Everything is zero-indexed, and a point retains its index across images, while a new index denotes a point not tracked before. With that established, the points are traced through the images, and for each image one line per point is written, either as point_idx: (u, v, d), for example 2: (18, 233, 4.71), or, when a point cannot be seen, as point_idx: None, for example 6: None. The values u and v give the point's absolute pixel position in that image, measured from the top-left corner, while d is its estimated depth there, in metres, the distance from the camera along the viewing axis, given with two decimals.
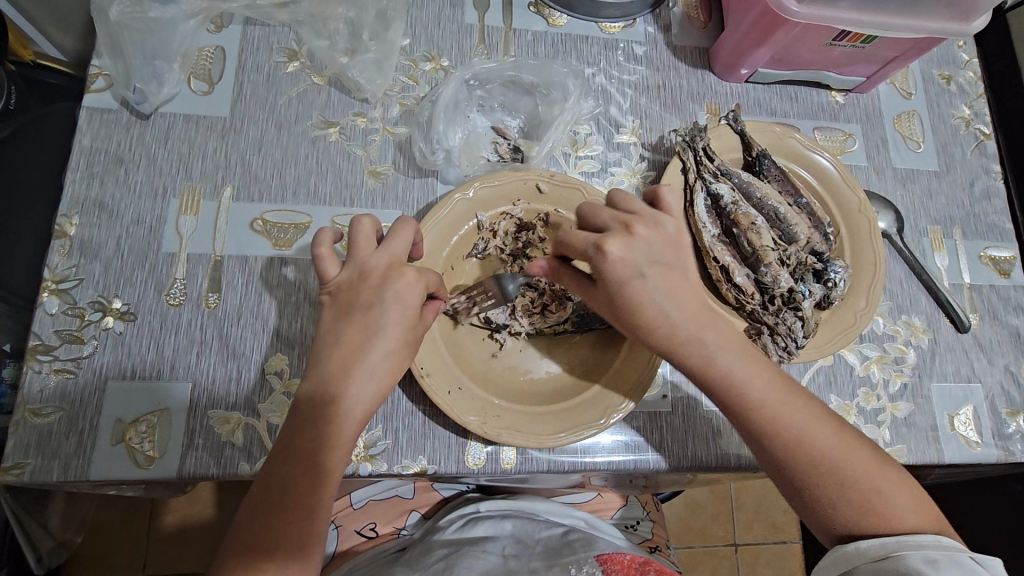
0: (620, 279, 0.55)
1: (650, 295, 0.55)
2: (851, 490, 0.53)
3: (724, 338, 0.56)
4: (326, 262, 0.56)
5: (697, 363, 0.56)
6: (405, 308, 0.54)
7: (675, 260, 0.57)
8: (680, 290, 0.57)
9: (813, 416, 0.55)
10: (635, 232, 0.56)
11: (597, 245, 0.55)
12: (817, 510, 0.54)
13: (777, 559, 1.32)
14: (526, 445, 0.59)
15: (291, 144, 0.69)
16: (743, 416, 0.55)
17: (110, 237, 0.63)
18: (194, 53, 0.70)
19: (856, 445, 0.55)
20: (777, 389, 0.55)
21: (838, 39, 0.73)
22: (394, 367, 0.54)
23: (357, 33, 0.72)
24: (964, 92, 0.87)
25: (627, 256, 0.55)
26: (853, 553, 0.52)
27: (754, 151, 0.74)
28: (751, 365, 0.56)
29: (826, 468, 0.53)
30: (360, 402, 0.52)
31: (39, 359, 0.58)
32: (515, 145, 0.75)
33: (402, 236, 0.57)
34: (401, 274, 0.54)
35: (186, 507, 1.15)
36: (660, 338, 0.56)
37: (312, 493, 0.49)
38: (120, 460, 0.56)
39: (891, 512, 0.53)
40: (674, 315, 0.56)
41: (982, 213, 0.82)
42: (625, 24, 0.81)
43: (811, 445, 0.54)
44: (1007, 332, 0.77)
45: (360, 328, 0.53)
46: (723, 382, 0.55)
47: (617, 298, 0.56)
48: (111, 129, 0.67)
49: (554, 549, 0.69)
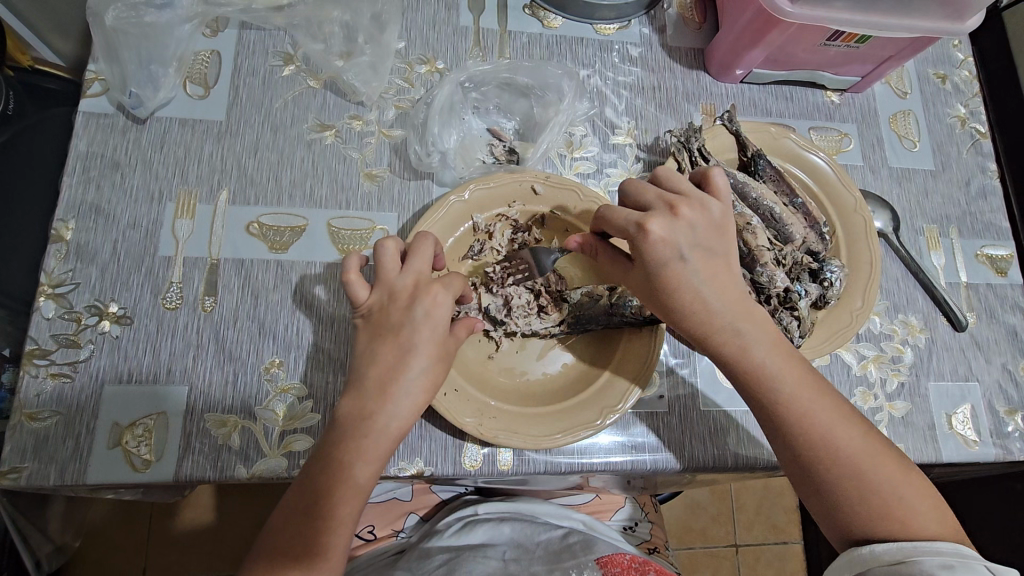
0: (661, 260, 0.56)
1: (688, 278, 0.56)
2: (873, 494, 0.53)
3: (761, 330, 0.57)
4: (357, 285, 0.57)
5: (730, 352, 0.56)
6: (435, 326, 0.55)
7: (718, 245, 0.57)
8: (720, 274, 0.57)
9: (841, 417, 0.55)
10: (680, 214, 0.56)
11: (639, 224, 0.56)
12: (835, 511, 0.54)
13: (778, 560, 1.32)
14: (523, 446, 0.59)
15: (287, 148, 0.69)
16: (772, 409, 0.55)
17: (106, 241, 0.64)
18: (190, 57, 0.70)
19: (883, 450, 0.55)
20: (807, 386, 0.56)
21: (832, 39, 0.73)
22: (428, 383, 0.54)
23: (352, 36, 0.72)
24: (959, 91, 0.87)
25: (670, 237, 0.55)
26: (867, 556, 0.52)
27: (749, 151, 0.73)
28: (787, 360, 0.56)
29: (849, 470, 0.53)
30: (394, 418, 0.53)
31: (36, 363, 0.59)
32: (511, 147, 0.76)
33: (425, 253, 0.57)
34: (431, 294, 0.55)
35: (188, 512, 1.15)
36: (693, 323, 0.56)
37: (331, 502, 0.50)
38: (118, 464, 0.56)
39: (910, 519, 0.53)
40: (713, 300, 0.56)
41: (978, 212, 0.83)
42: (619, 26, 0.81)
43: (838, 446, 0.54)
44: (1005, 330, 0.77)
45: (393, 347, 0.54)
46: (755, 375, 0.56)
47: (656, 280, 0.56)
48: (107, 133, 0.67)
49: (554, 552, 0.69)
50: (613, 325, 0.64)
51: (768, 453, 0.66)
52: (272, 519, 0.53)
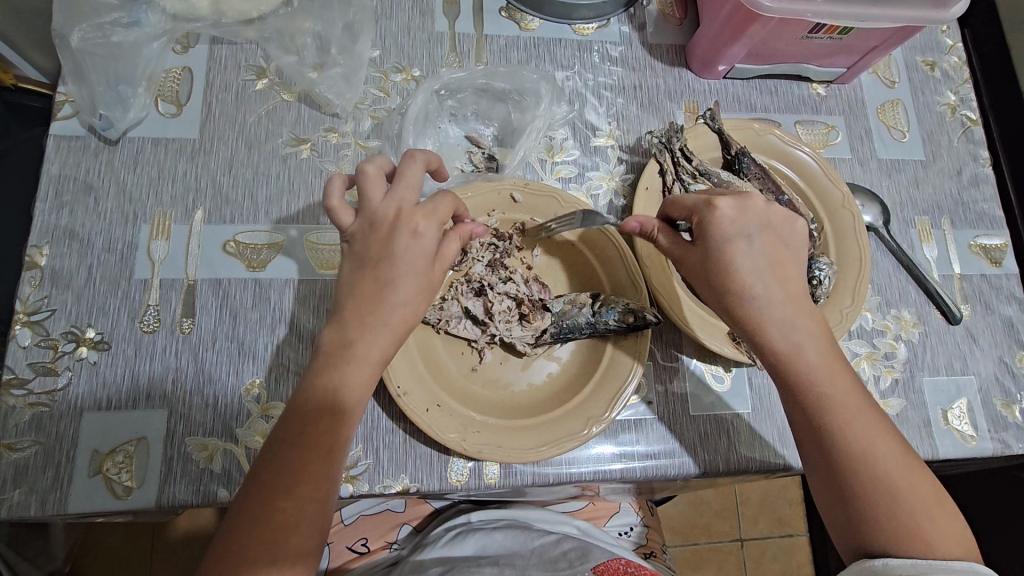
0: (725, 237, 0.56)
1: (751, 260, 0.56)
2: (901, 511, 0.52)
3: (813, 333, 0.56)
4: (341, 212, 0.56)
5: (781, 349, 0.55)
6: (417, 259, 0.53)
7: (788, 237, 0.58)
8: (783, 265, 0.57)
9: (881, 429, 0.54)
10: (753, 198, 0.57)
11: (708, 200, 0.57)
12: (856, 524, 0.53)
13: (784, 553, 1.31)
14: (507, 460, 0.58)
15: (262, 163, 0.69)
16: (816, 410, 0.54)
17: (80, 266, 0.63)
18: (161, 75, 0.69)
19: (917, 469, 0.54)
20: (853, 395, 0.55)
21: (814, 31, 0.71)
22: (408, 316, 0.53)
23: (325, 47, 0.71)
24: (948, 78, 0.85)
25: (739, 218, 0.56)
26: (880, 567, 0.50)
27: (732, 149, 0.72)
28: (835, 366, 0.55)
29: (882, 484, 0.52)
30: (373, 346, 0.52)
31: (13, 393, 0.58)
32: (490, 154, 0.75)
33: (410, 177, 0.56)
34: (414, 225, 0.53)
35: (184, 519, 1.12)
36: (744, 313, 0.56)
37: (312, 469, 0.49)
38: (98, 492, 0.56)
39: (933, 538, 0.51)
40: (771, 293, 0.56)
41: (970, 201, 0.81)
42: (598, 25, 0.80)
43: (875, 457, 0.53)
44: (1001, 322, 0.76)
45: (372, 277, 0.53)
46: (802, 375, 0.55)
47: (715, 256, 0.56)
48: (79, 156, 0.67)
49: (550, 559, 0.65)
50: (597, 333, 0.63)
51: (759, 456, 0.65)
52: (239, 499, 0.49)
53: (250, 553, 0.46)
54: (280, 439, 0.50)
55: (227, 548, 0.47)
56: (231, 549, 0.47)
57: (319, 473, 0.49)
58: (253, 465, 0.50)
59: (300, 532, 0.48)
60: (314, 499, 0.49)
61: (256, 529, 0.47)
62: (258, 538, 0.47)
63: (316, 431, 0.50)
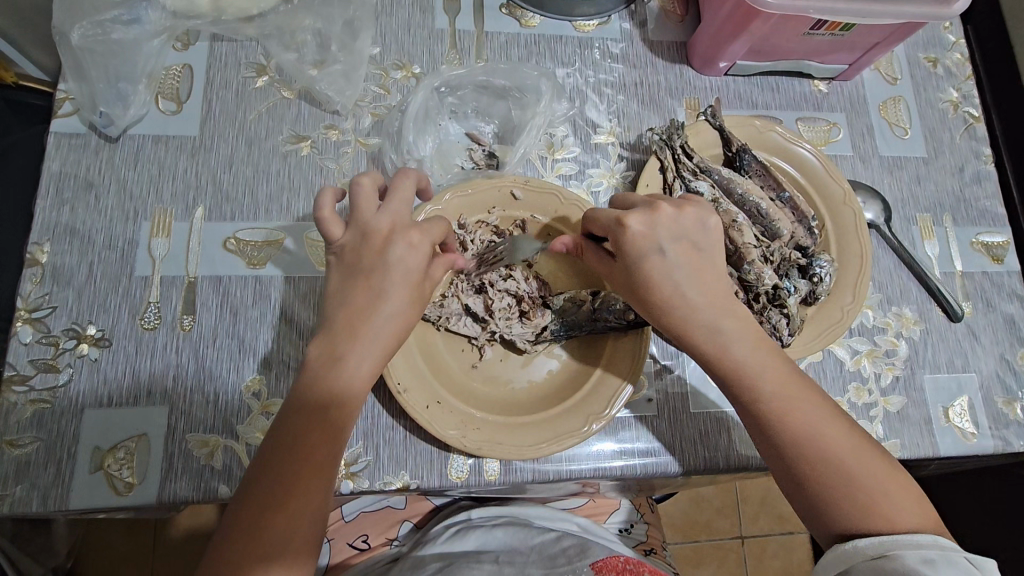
0: (640, 254, 0.55)
1: (669, 272, 0.55)
2: (855, 490, 0.52)
3: (743, 329, 0.56)
4: (330, 223, 0.55)
5: (711, 351, 0.56)
6: (409, 270, 0.54)
7: (703, 241, 0.57)
8: (704, 270, 0.56)
9: (822, 413, 0.54)
10: (661, 211, 0.56)
11: (618, 219, 0.56)
12: (820, 510, 0.53)
13: (785, 550, 1.31)
14: (506, 457, 0.58)
15: (263, 161, 0.69)
16: (753, 408, 0.54)
17: (81, 263, 0.63)
18: (161, 73, 0.69)
19: (866, 448, 0.54)
20: (788, 386, 0.55)
21: (816, 27, 0.71)
22: (400, 327, 0.53)
23: (325, 44, 0.71)
24: (950, 74, 0.85)
25: (650, 231, 0.55)
26: (850, 551, 0.50)
27: (733, 147, 0.72)
28: (766, 359, 0.55)
29: (834, 468, 0.52)
30: (365, 359, 0.52)
31: (15, 390, 0.58)
32: (490, 152, 0.75)
33: (403, 191, 0.56)
34: (409, 238, 0.54)
35: (187, 517, 1.12)
36: (670, 321, 0.56)
37: (312, 471, 0.49)
38: (100, 489, 0.56)
39: (894, 514, 0.51)
40: (694, 298, 0.56)
41: (972, 198, 0.81)
42: (599, 22, 0.80)
43: (821, 444, 0.53)
44: (1002, 319, 0.76)
45: (364, 288, 0.53)
46: (733, 374, 0.55)
47: (636, 272, 0.56)
48: (80, 154, 0.67)
49: (549, 556, 0.65)
50: (598, 331, 0.63)
51: (759, 453, 0.65)
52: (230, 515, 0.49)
53: (248, 556, 0.47)
54: (275, 444, 0.50)
55: (222, 555, 0.47)
56: (221, 557, 0.47)
57: (321, 472, 0.50)
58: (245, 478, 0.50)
59: (304, 530, 0.48)
60: (315, 500, 0.49)
61: (248, 543, 0.47)
62: (252, 541, 0.47)
63: (309, 436, 0.50)
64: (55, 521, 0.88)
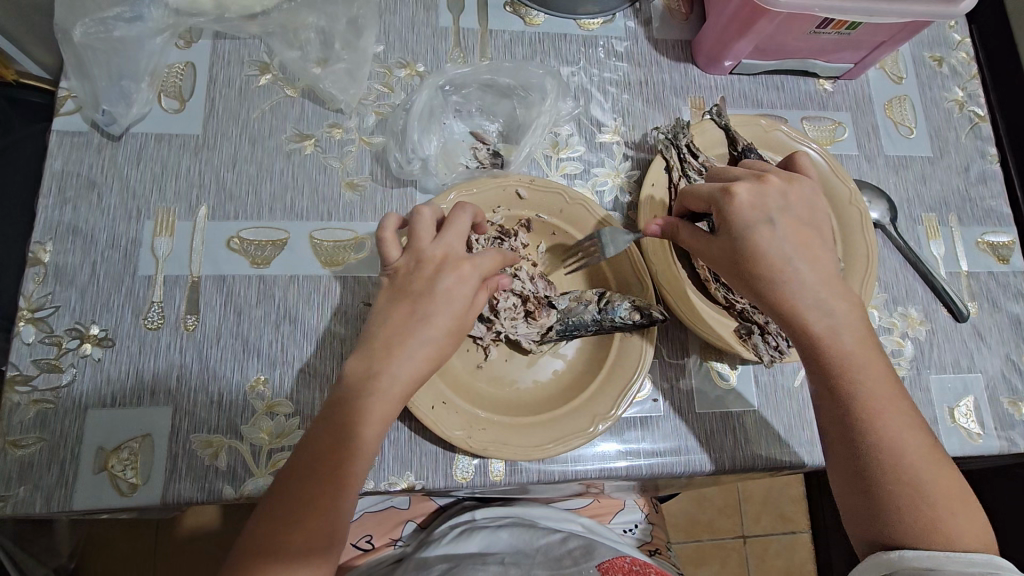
0: (751, 224, 0.55)
1: (778, 245, 0.55)
2: (925, 504, 0.51)
3: (850, 320, 0.55)
4: (389, 246, 0.57)
5: (816, 332, 0.54)
6: (454, 303, 0.55)
7: (810, 225, 0.58)
8: (810, 249, 0.56)
9: (909, 421, 0.53)
10: (769, 183, 0.57)
11: (725, 189, 0.57)
12: (878, 514, 0.53)
13: (787, 549, 1.31)
14: (515, 458, 0.58)
15: (266, 159, 0.68)
16: (845, 397, 0.54)
17: (84, 263, 0.63)
18: (164, 70, 0.69)
19: (941, 464, 0.53)
20: (886, 384, 0.54)
21: (822, 26, 0.70)
22: (436, 354, 0.54)
23: (329, 42, 0.71)
24: (956, 73, 0.84)
25: (757, 202, 0.56)
26: (895, 559, 0.51)
27: (739, 146, 0.71)
28: (869, 354, 0.55)
29: (907, 476, 0.52)
30: (398, 378, 0.52)
31: (18, 390, 0.58)
32: (495, 150, 0.74)
33: (461, 225, 0.58)
34: (457, 271, 0.55)
35: (191, 517, 1.12)
36: (776, 297, 0.55)
37: (342, 469, 0.50)
38: (104, 489, 0.56)
39: (952, 530, 0.51)
40: (802, 280, 0.55)
41: (978, 197, 0.80)
42: (603, 20, 0.79)
43: (901, 449, 0.52)
44: (1008, 319, 0.75)
45: (408, 310, 0.55)
46: (835, 360, 0.54)
47: (741, 245, 0.55)
48: (82, 152, 0.66)
49: (555, 558, 0.65)
50: (603, 331, 0.63)
51: (765, 453, 0.65)
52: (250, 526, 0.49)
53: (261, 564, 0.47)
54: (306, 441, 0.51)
55: (257, 537, 0.48)
56: (263, 537, 0.48)
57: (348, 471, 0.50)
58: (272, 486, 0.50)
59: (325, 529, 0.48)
60: (338, 502, 0.49)
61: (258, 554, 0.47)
62: (292, 527, 0.48)
63: (334, 448, 0.50)
64: (57, 522, 0.88)
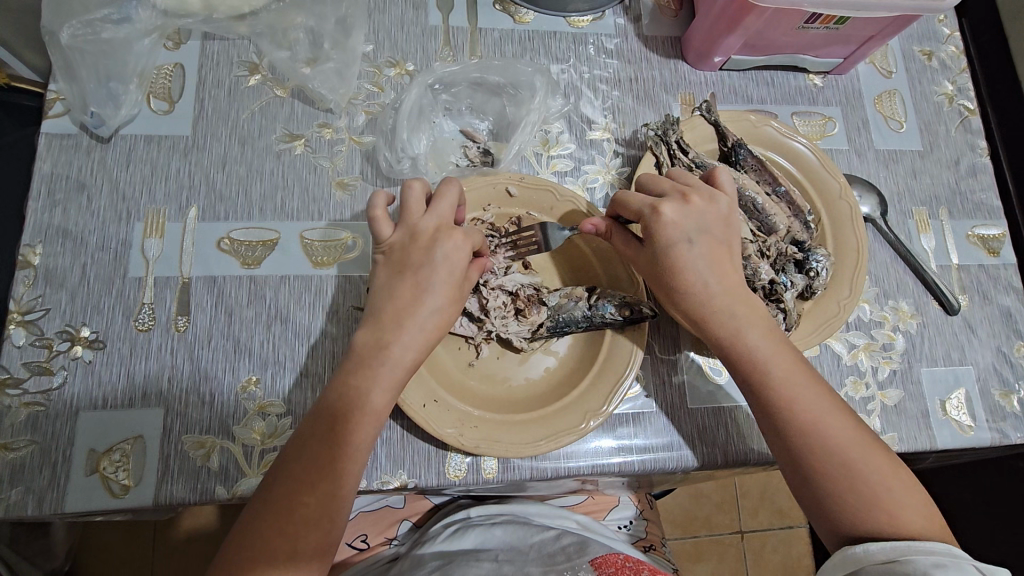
0: (669, 242, 0.58)
1: (694, 261, 0.58)
2: (862, 486, 0.53)
3: (758, 318, 0.58)
4: (381, 223, 0.58)
5: (728, 337, 0.57)
6: (453, 268, 0.57)
7: (724, 234, 0.60)
8: (724, 260, 0.59)
9: (831, 408, 0.55)
10: (691, 202, 0.59)
11: (653, 207, 0.59)
12: (825, 505, 0.54)
13: (784, 544, 1.31)
14: (505, 455, 0.58)
15: (256, 160, 0.68)
16: (761, 394, 0.56)
17: (75, 264, 0.63)
18: (153, 72, 0.69)
19: (872, 445, 0.55)
20: (800, 376, 0.56)
21: (810, 22, 0.70)
22: (444, 321, 0.56)
23: (318, 42, 0.71)
24: (946, 67, 0.85)
25: (681, 220, 0.58)
26: (861, 555, 0.51)
27: (729, 142, 0.71)
28: (780, 348, 0.57)
29: (838, 463, 0.53)
30: (407, 350, 0.54)
31: (9, 392, 0.58)
32: (486, 149, 0.75)
33: (449, 200, 0.58)
34: (451, 239, 0.57)
35: (188, 519, 1.12)
36: (694, 307, 0.58)
37: (336, 468, 0.51)
38: (95, 491, 0.56)
39: (897, 511, 0.52)
40: (713, 286, 0.58)
41: (968, 190, 0.81)
42: (593, 17, 0.79)
43: (827, 435, 0.54)
44: (998, 312, 0.75)
45: (412, 284, 0.56)
46: (747, 359, 0.57)
47: (664, 260, 0.58)
48: (70, 155, 0.66)
49: (548, 554, 0.65)
50: (594, 327, 0.63)
51: (758, 447, 0.65)
52: (239, 522, 0.49)
53: (255, 559, 0.47)
54: (296, 441, 0.52)
55: (248, 537, 0.48)
56: (252, 536, 0.48)
57: (346, 470, 0.51)
58: (268, 478, 0.51)
59: (321, 530, 0.49)
60: (331, 504, 0.50)
61: (257, 549, 0.48)
62: (285, 531, 0.48)
63: (337, 430, 0.52)
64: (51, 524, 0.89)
